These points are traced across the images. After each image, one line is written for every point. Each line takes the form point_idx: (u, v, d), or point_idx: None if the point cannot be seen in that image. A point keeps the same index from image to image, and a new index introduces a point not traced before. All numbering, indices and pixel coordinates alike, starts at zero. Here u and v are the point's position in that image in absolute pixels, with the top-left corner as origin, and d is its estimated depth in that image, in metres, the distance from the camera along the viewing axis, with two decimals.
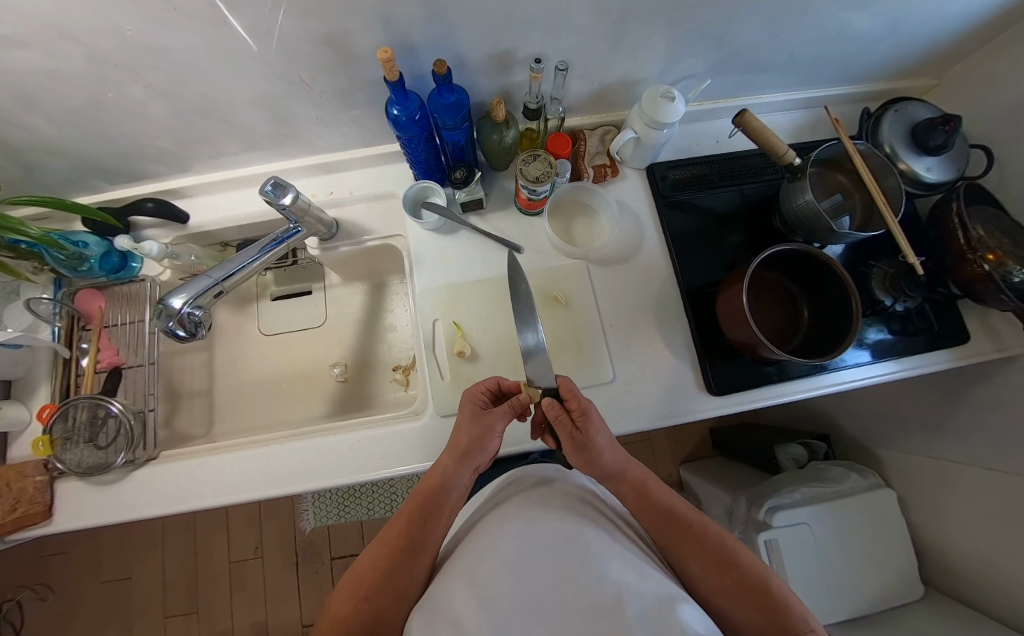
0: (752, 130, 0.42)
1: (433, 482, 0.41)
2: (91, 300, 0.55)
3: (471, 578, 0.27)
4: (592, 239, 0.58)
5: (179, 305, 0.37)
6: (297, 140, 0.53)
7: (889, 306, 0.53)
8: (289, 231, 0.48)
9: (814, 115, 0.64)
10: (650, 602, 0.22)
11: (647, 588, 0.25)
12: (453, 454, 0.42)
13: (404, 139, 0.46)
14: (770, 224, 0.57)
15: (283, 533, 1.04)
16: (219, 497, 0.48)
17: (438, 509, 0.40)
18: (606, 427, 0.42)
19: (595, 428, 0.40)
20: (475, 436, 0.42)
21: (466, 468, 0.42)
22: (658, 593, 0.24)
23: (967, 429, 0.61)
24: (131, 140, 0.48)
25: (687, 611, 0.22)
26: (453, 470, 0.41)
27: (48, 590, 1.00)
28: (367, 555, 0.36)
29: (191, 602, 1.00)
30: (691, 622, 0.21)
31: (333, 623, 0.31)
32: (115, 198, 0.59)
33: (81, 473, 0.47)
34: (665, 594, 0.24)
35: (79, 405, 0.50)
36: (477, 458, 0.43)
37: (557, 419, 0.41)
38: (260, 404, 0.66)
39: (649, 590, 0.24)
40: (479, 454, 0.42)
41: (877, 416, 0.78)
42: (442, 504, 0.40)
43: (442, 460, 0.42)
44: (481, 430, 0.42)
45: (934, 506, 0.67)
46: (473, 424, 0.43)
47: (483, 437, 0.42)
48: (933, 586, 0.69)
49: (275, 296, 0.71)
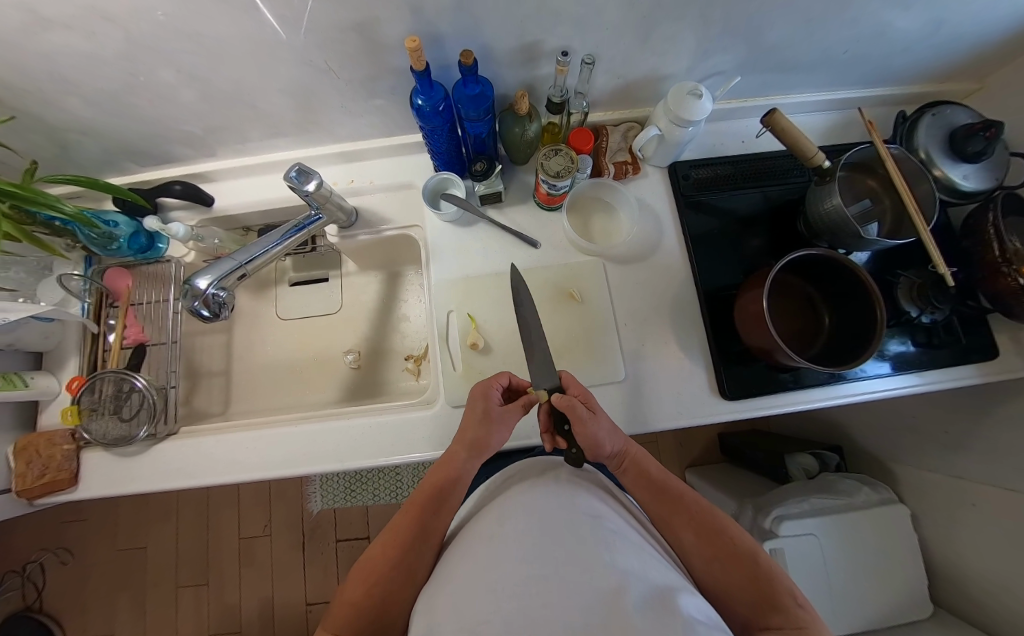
0: (780, 130, 0.41)
1: (442, 472, 0.41)
2: (119, 278, 0.57)
3: (474, 564, 0.27)
4: (609, 237, 0.57)
5: (204, 286, 0.38)
6: (321, 128, 0.54)
7: (914, 318, 0.52)
8: (310, 218, 0.49)
9: (846, 117, 0.62)
10: (652, 591, 0.22)
11: (649, 577, 0.24)
12: (462, 443, 0.42)
13: (426, 130, 0.46)
14: (794, 229, 0.55)
15: (291, 513, 1.06)
16: (234, 475, 0.50)
17: (448, 496, 0.40)
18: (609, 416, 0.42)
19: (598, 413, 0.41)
20: (486, 429, 0.43)
21: (476, 457, 0.42)
22: (659, 582, 0.24)
23: (988, 448, 0.59)
24: (162, 123, 0.49)
25: (689, 601, 0.22)
26: (462, 460, 0.42)
27: (68, 554, 1.05)
28: (378, 541, 0.37)
29: (201, 574, 1.03)
30: (692, 611, 0.20)
31: (350, 606, 0.32)
32: (144, 180, 0.61)
33: (105, 444, 0.49)
34: (666, 583, 0.24)
35: (106, 378, 0.52)
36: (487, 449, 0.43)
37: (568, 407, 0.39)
38: (274, 386, 0.67)
39: (650, 579, 0.24)
40: (488, 447, 0.43)
41: (894, 430, 0.76)
42: (452, 492, 0.41)
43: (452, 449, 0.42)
44: (492, 424, 0.43)
45: (949, 526, 0.65)
46: (484, 419, 0.43)
47: (490, 429, 0.43)
48: (944, 606, 0.68)
49: (292, 282, 0.73)
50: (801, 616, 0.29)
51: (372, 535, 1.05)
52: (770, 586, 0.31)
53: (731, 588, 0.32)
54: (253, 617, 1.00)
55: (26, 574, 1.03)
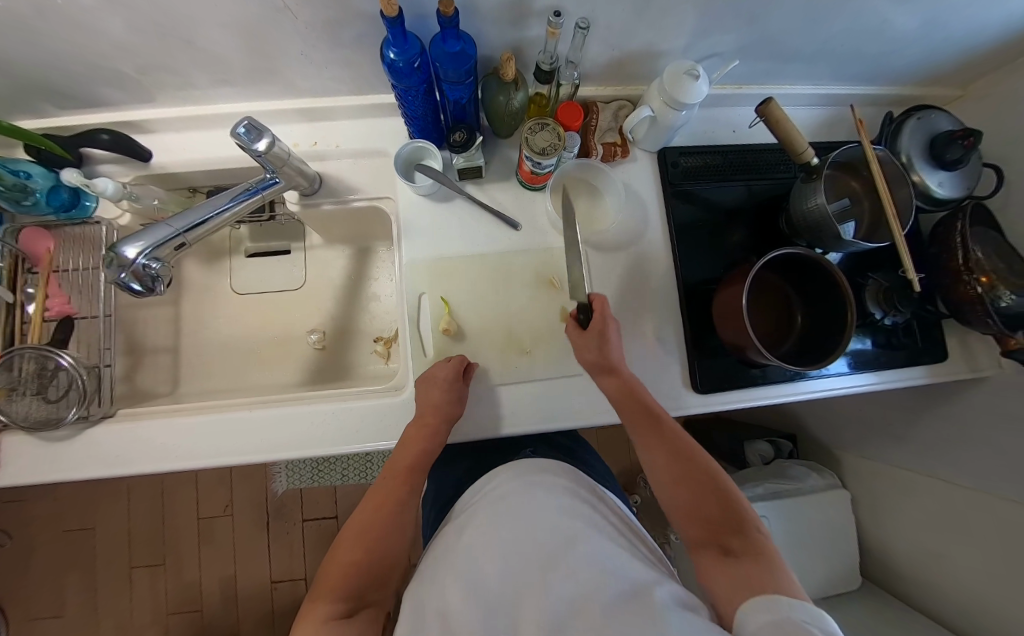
0: (773, 122, 0.39)
1: (421, 439, 0.41)
2: (38, 240, 0.49)
3: (458, 569, 0.26)
4: (593, 221, 0.54)
5: (133, 255, 0.32)
6: (280, 79, 0.47)
7: (878, 319, 0.54)
8: (265, 182, 0.44)
9: (834, 113, 0.61)
10: (632, 589, 0.22)
11: (631, 572, 0.25)
12: (431, 413, 0.42)
13: (400, 89, 0.41)
14: (776, 225, 0.55)
15: (256, 493, 1.03)
16: (182, 461, 0.46)
17: (423, 464, 0.41)
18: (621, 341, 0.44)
19: (611, 343, 0.42)
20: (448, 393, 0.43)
21: (447, 424, 0.43)
22: (635, 576, 0.24)
23: (920, 441, 0.64)
24: (82, 58, 0.41)
25: (663, 593, 0.22)
26: (434, 428, 0.42)
27: (4, 536, 0.98)
28: (361, 512, 0.38)
29: (157, 555, 0.99)
30: (667, 604, 0.21)
31: (338, 573, 0.32)
32: (65, 125, 0.52)
33: (28, 428, 0.44)
34: (641, 576, 0.24)
35: (25, 355, 0.46)
36: (450, 411, 0.43)
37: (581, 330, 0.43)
38: (229, 365, 0.63)
39: (628, 573, 0.24)
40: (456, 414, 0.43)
41: (844, 422, 0.82)
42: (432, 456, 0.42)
43: (421, 419, 0.43)
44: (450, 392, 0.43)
45: (885, 511, 0.71)
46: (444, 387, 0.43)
47: (458, 401, 0.43)
48: (870, 577, 0.76)
49: (250, 253, 0.67)
50: (757, 540, 0.31)
51: (340, 515, 1.04)
52: (737, 513, 0.34)
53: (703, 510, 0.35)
54: (215, 595, 0.99)
55: None
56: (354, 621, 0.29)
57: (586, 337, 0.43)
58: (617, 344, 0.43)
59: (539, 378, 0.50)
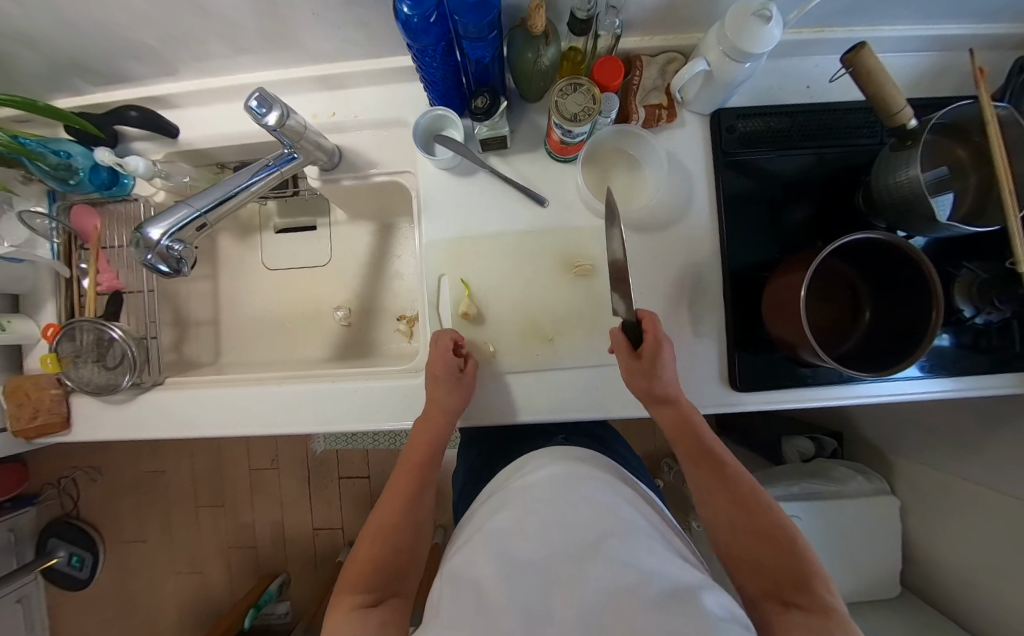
0: (863, 75, 0.31)
1: (429, 430, 0.42)
2: (86, 218, 0.52)
3: (487, 559, 0.25)
4: (629, 198, 0.50)
5: (158, 236, 0.33)
6: (294, 44, 0.44)
7: (967, 318, 0.46)
8: (283, 157, 0.42)
9: (944, 60, 0.49)
10: (673, 590, 0.19)
11: (674, 573, 0.21)
12: (438, 409, 0.42)
13: (416, 49, 0.36)
14: (849, 201, 0.47)
15: (297, 451, 1.13)
16: (223, 428, 0.50)
17: (435, 457, 0.42)
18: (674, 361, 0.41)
19: (664, 358, 0.39)
20: (451, 388, 0.43)
21: (452, 417, 0.43)
22: (678, 578, 0.21)
23: (993, 454, 0.56)
24: (101, 30, 0.41)
25: (712, 598, 0.19)
26: (439, 420, 0.42)
27: (97, 473, 1.15)
28: (380, 508, 0.39)
29: (217, 499, 1.13)
30: (716, 612, 0.18)
31: (363, 566, 0.34)
32: (99, 102, 0.53)
33: (91, 392, 0.48)
34: (685, 579, 0.21)
35: (82, 327, 0.50)
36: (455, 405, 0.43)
37: (621, 345, 0.41)
38: (263, 338, 0.66)
39: (669, 574, 0.21)
40: (458, 407, 0.43)
41: (901, 425, 0.74)
42: (441, 447, 0.43)
43: (429, 412, 0.43)
44: (457, 389, 0.43)
45: (938, 524, 0.65)
46: (452, 384, 0.43)
47: (459, 395, 0.43)
48: (909, 587, 0.71)
49: (278, 229, 0.68)
50: (829, 600, 0.27)
51: (372, 476, 1.12)
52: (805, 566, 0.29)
53: (768, 557, 0.31)
54: (266, 536, 1.12)
55: (60, 488, 1.13)
56: (378, 611, 0.31)
57: (639, 363, 0.40)
58: (672, 375, 0.40)
59: (561, 367, 0.48)
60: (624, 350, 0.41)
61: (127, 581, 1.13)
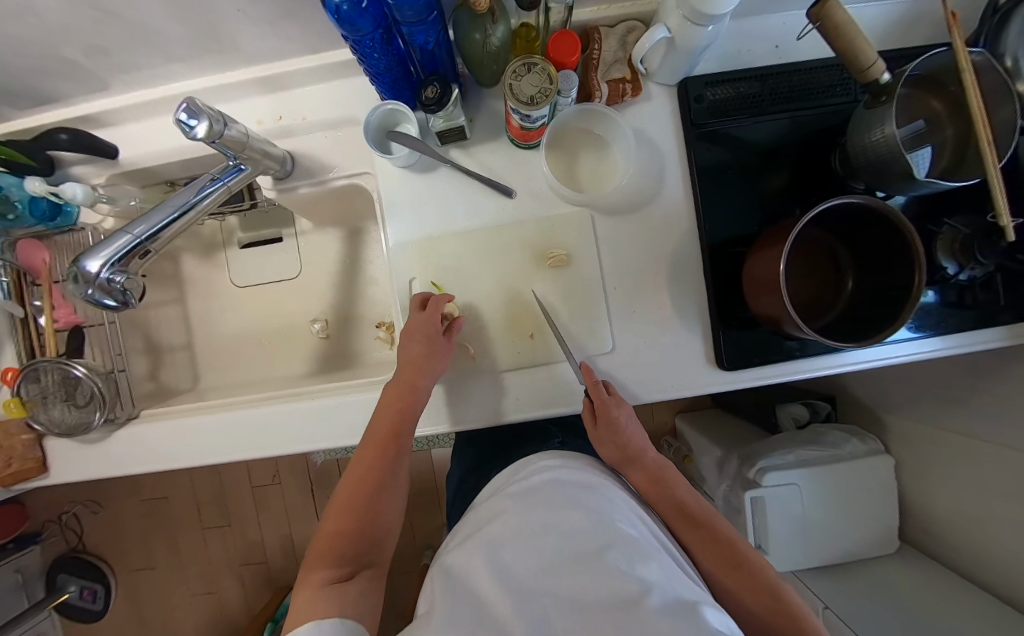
0: (831, 29, 0.28)
1: (397, 400, 0.40)
2: (33, 252, 0.51)
3: (482, 562, 0.24)
4: (599, 181, 0.48)
5: (97, 269, 0.31)
6: (224, 46, 0.41)
7: (951, 276, 0.45)
8: (228, 170, 0.40)
9: (917, 5, 0.47)
10: (674, 601, 0.18)
11: (675, 590, 0.20)
12: (414, 373, 0.41)
13: (353, 40, 0.34)
14: (826, 164, 0.45)
15: (297, 464, 1.12)
16: (204, 456, 0.48)
17: (409, 425, 0.40)
18: (633, 419, 0.42)
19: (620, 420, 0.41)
20: (426, 350, 0.41)
21: (431, 378, 0.42)
22: (681, 595, 0.20)
23: (979, 406, 0.56)
24: (9, 50, 0.37)
25: (715, 614, 0.18)
26: (417, 381, 0.41)
27: (98, 505, 1.14)
28: (349, 479, 0.38)
29: (222, 519, 1.13)
30: (719, 625, 0.16)
31: (332, 542, 0.33)
32: (28, 127, 0.50)
33: (63, 433, 0.47)
34: (687, 596, 0.20)
35: (45, 367, 0.48)
36: (430, 370, 0.41)
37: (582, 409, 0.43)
38: (241, 358, 0.64)
39: (671, 589, 0.20)
40: (439, 365, 0.42)
41: (891, 384, 0.74)
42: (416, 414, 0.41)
43: (406, 380, 0.41)
44: (432, 350, 0.42)
45: (928, 480, 0.66)
46: (425, 346, 0.41)
47: (438, 354, 0.42)
48: (908, 541, 0.72)
49: (243, 244, 0.65)
50: None
51: None
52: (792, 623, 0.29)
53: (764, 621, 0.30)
54: (276, 550, 1.12)
55: (62, 523, 1.13)
56: (353, 584, 0.31)
57: (599, 428, 0.42)
58: (634, 434, 0.41)
59: (544, 363, 0.46)
60: (586, 417, 0.43)
61: (143, 608, 1.14)
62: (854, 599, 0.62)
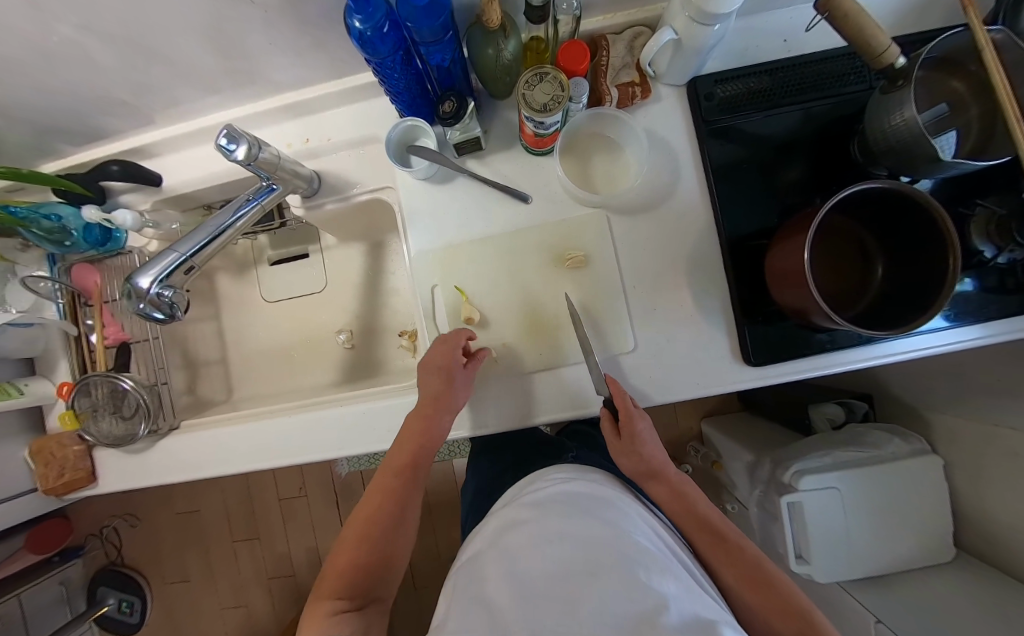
0: (840, 18, 0.28)
1: (414, 437, 0.42)
2: (86, 275, 0.54)
3: (498, 574, 0.25)
4: (613, 183, 0.48)
5: (149, 285, 0.33)
6: (258, 77, 0.45)
7: (988, 259, 0.43)
8: (262, 189, 0.42)
9: None
10: (694, 620, 0.18)
11: (693, 606, 0.20)
12: (428, 405, 0.42)
13: (375, 63, 0.36)
14: (845, 153, 0.45)
15: (321, 476, 1.14)
16: (238, 465, 0.50)
17: (422, 458, 0.42)
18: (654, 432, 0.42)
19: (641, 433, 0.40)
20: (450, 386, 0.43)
21: (447, 415, 0.43)
22: (699, 612, 0.19)
23: None
24: (72, 93, 0.42)
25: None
26: (433, 419, 0.42)
27: (136, 519, 1.19)
28: (361, 508, 0.41)
29: (251, 531, 1.15)
30: None
31: (342, 572, 0.36)
32: (83, 162, 0.54)
33: (110, 444, 0.50)
34: (706, 614, 0.19)
35: (96, 382, 0.51)
36: (448, 408, 0.43)
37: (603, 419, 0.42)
38: (272, 371, 0.66)
39: (690, 606, 0.20)
40: (454, 404, 0.43)
41: (933, 378, 0.70)
42: (429, 450, 0.43)
43: (419, 412, 0.43)
44: (448, 382, 0.42)
45: (981, 483, 0.61)
46: (441, 378, 0.42)
47: (458, 387, 0.43)
48: (966, 549, 0.67)
49: (272, 261, 0.68)
50: None
51: None
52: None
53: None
54: (302, 563, 1.13)
55: (103, 536, 1.17)
56: (358, 615, 0.34)
57: (621, 440, 0.41)
58: (653, 447, 0.41)
59: (566, 365, 0.46)
60: (607, 427, 0.42)
61: (177, 621, 1.16)
62: (909, 611, 0.58)
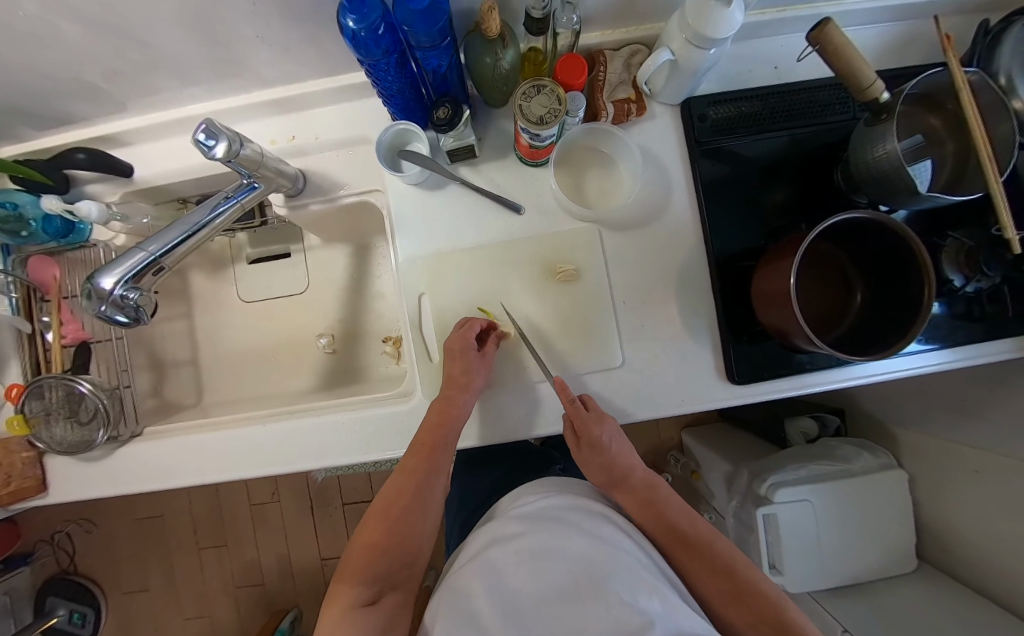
0: (831, 51, 0.29)
1: (441, 412, 0.41)
2: (44, 268, 0.51)
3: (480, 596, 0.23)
4: (606, 198, 0.48)
5: (110, 286, 0.31)
6: (242, 71, 0.43)
7: (957, 287, 0.45)
8: (242, 188, 0.40)
9: (910, 29, 0.49)
10: None
11: (679, 624, 0.19)
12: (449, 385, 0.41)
13: (368, 64, 0.35)
14: (829, 179, 0.46)
15: (296, 481, 1.10)
16: (206, 475, 0.47)
17: (445, 435, 0.40)
18: (621, 436, 0.42)
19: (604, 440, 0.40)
20: (466, 360, 0.42)
21: (468, 395, 0.41)
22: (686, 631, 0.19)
23: (991, 420, 0.56)
24: (33, 75, 0.39)
25: None
26: (455, 398, 0.41)
27: (92, 524, 1.11)
28: (386, 489, 0.39)
29: (219, 538, 1.10)
30: None
31: (364, 559, 0.35)
32: (46, 147, 0.51)
33: (62, 451, 0.46)
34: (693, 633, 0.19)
35: (50, 384, 0.48)
36: (467, 389, 0.41)
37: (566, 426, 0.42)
38: (247, 373, 0.63)
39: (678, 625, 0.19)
40: (471, 385, 0.41)
41: (900, 396, 0.73)
42: (455, 429, 0.41)
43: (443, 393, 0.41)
44: (470, 362, 0.42)
45: (944, 495, 0.64)
46: (462, 356, 0.42)
47: (474, 371, 0.42)
48: (927, 559, 0.70)
49: (252, 259, 0.66)
50: None
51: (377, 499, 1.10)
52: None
53: None
54: (273, 570, 1.09)
55: (54, 543, 1.10)
56: (377, 608, 0.32)
57: (583, 448, 0.41)
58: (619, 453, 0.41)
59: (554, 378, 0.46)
60: (569, 435, 0.42)
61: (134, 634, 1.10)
62: (874, 620, 0.60)
